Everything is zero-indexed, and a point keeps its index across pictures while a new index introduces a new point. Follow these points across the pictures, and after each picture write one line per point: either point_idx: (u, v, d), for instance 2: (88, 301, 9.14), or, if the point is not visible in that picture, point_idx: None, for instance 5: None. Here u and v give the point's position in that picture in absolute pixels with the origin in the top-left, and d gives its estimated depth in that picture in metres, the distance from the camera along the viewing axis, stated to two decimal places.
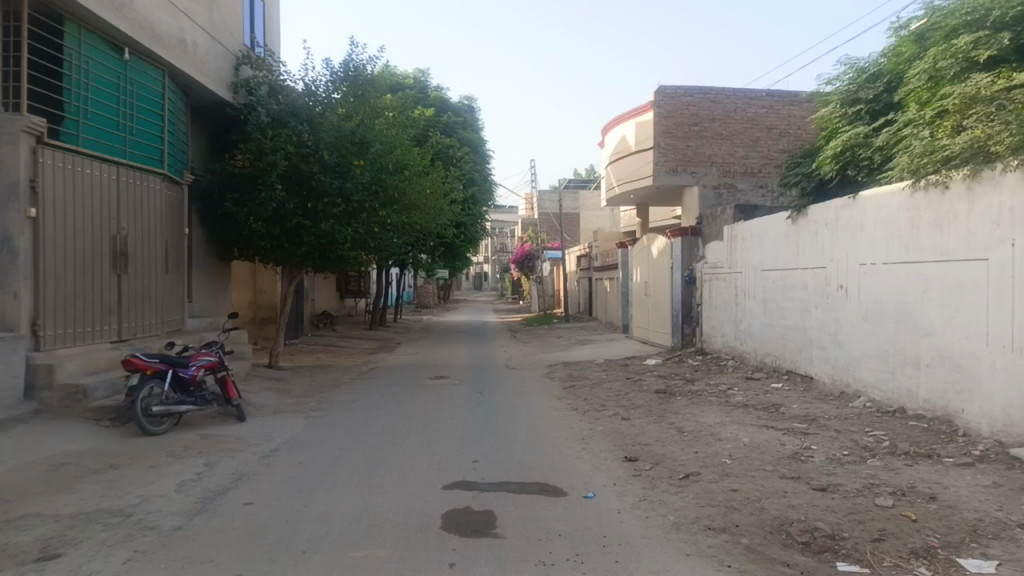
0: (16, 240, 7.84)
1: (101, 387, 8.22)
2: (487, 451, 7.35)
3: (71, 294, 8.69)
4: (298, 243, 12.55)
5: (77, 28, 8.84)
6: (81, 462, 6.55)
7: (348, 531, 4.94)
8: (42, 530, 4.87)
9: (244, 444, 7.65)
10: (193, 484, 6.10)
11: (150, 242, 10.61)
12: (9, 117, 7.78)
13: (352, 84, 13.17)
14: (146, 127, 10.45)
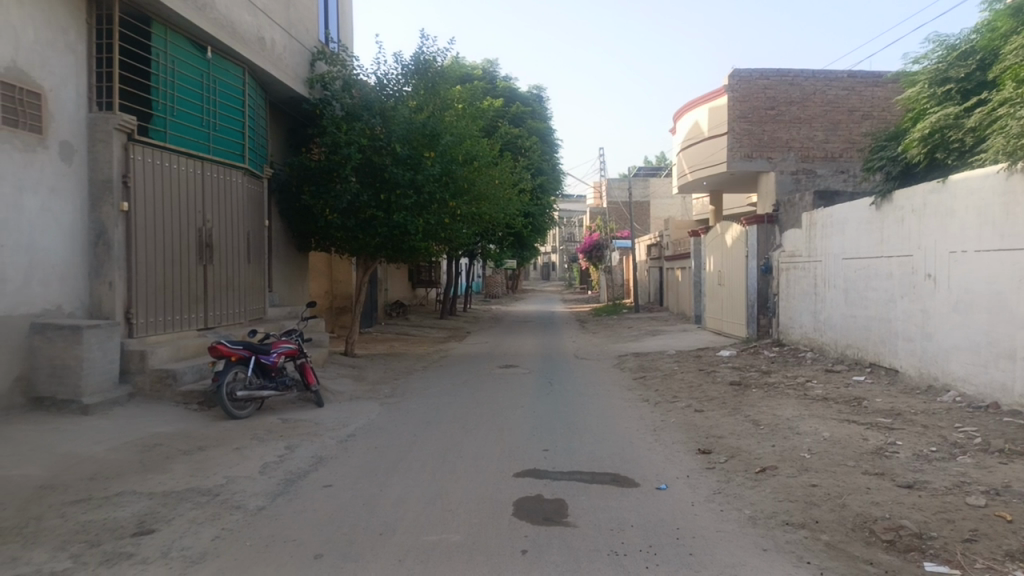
0: (111, 233, 8.28)
1: (189, 371, 8.62)
2: (557, 440, 7.37)
3: (160, 284, 9.13)
4: (372, 234, 12.83)
5: (163, 29, 9.23)
6: (172, 443, 6.90)
7: (422, 515, 5.05)
8: (138, 507, 5.16)
9: (322, 429, 7.90)
10: (275, 466, 6.33)
11: (233, 234, 11.04)
12: (103, 116, 8.22)
13: (422, 76, 13.32)
14: (228, 124, 10.86)
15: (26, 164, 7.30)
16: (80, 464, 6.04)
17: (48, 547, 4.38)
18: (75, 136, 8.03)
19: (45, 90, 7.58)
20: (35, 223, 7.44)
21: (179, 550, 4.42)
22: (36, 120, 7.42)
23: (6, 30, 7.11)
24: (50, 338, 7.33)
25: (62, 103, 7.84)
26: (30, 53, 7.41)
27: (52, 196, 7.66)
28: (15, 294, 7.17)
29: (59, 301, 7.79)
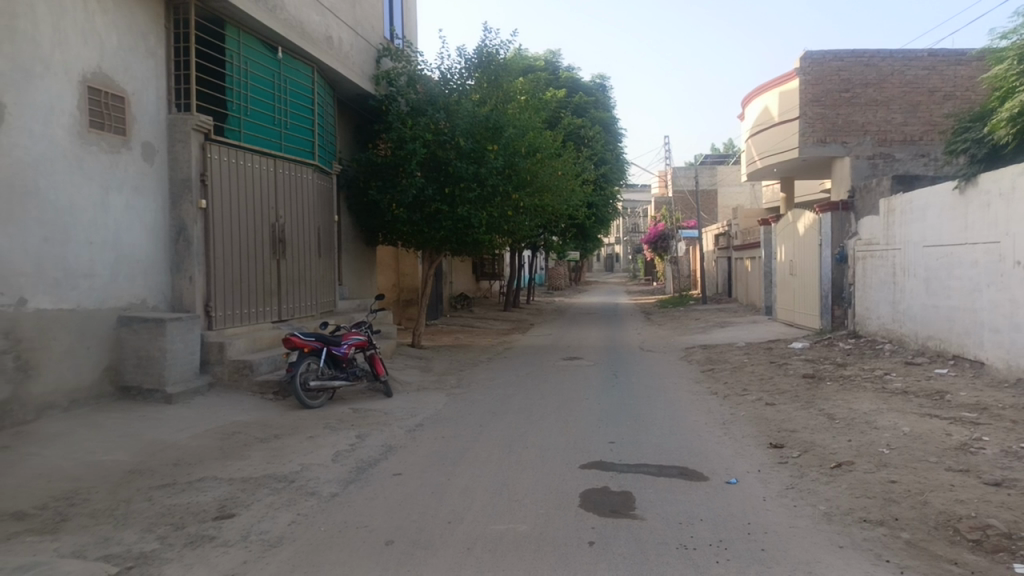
0: (190, 230, 8.64)
1: (265, 362, 8.93)
2: (624, 432, 7.32)
3: (237, 279, 9.49)
4: (437, 228, 12.98)
5: (236, 31, 9.55)
6: (249, 431, 7.16)
7: (489, 505, 5.10)
8: (218, 492, 5.38)
9: (391, 419, 8.07)
10: (347, 455, 6.50)
11: (304, 230, 11.36)
12: (182, 117, 8.57)
13: (485, 69, 13.37)
14: (298, 122, 11.17)
15: (111, 165, 7.66)
16: (165, 450, 6.34)
17: (137, 528, 4.61)
18: (157, 138, 8.40)
19: (128, 93, 7.94)
20: (121, 221, 7.81)
21: (258, 533, 4.59)
22: (120, 123, 7.78)
23: (92, 37, 7.44)
24: (136, 330, 7.70)
25: (144, 105, 8.21)
26: (114, 58, 7.76)
27: (135, 195, 8.02)
28: (103, 289, 7.56)
29: (143, 295, 8.18)
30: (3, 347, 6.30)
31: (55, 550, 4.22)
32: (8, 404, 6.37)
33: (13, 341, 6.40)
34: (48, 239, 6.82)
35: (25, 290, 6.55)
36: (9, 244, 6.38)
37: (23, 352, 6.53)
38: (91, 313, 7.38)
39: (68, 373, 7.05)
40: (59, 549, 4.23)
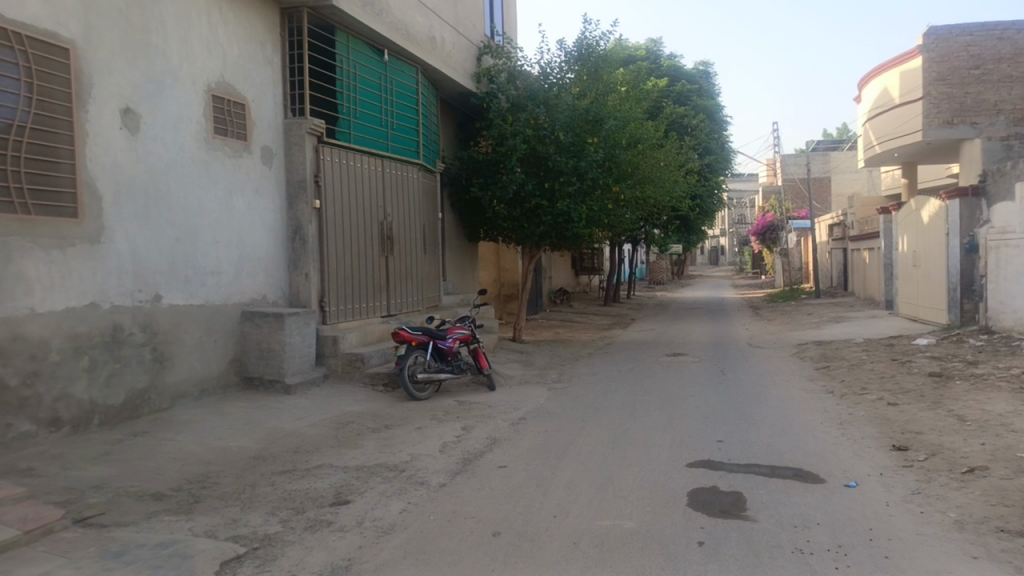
0: (306, 229, 9.07)
1: (375, 355, 9.26)
2: (733, 431, 7.10)
3: (348, 275, 9.88)
4: (537, 223, 12.97)
5: (346, 37, 9.93)
6: (362, 421, 7.46)
7: (596, 499, 5.09)
8: (335, 479, 5.63)
9: (496, 411, 8.19)
10: (454, 446, 6.65)
11: (411, 227, 11.69)
12: (297, 121, 9.01)
13: (585, 62, 13.25)
14: (404, 122, 11.49)
15: (234, 169, 8.14)
16: (285, 438, 6.69)
17: (262, 511, 4.90)
18: (274, 142, 8.87)
19: (248, 100, 8.41)
20: (243, 221, 8.29)
21: (372, 520, 4.77)
22: (241, 129, 8.26)
23: (216, 49, 7.92)
24: (258, 324, 8.16)
25: (262, 111, 8.67)
26: (235, 68, 8.24)
27: (256, 197, 8.49)
28: (228, 285, 8.06)
29: (264, 291, 8.66)
30: (142, 339, 6.82)
31: (190, 529, 4.53)
32: (147, 392, 6.90)
33: (150, 335, 6.92)
34: (179, 240, 7.32)
35: (160, 288, 7.06)
36: (145, 245, 6.89)
37: (159, 345, 7.05)
38: (218, 308, 7.88)
39: (198, 365, 7.56)
40: (194, 529, 4.54)
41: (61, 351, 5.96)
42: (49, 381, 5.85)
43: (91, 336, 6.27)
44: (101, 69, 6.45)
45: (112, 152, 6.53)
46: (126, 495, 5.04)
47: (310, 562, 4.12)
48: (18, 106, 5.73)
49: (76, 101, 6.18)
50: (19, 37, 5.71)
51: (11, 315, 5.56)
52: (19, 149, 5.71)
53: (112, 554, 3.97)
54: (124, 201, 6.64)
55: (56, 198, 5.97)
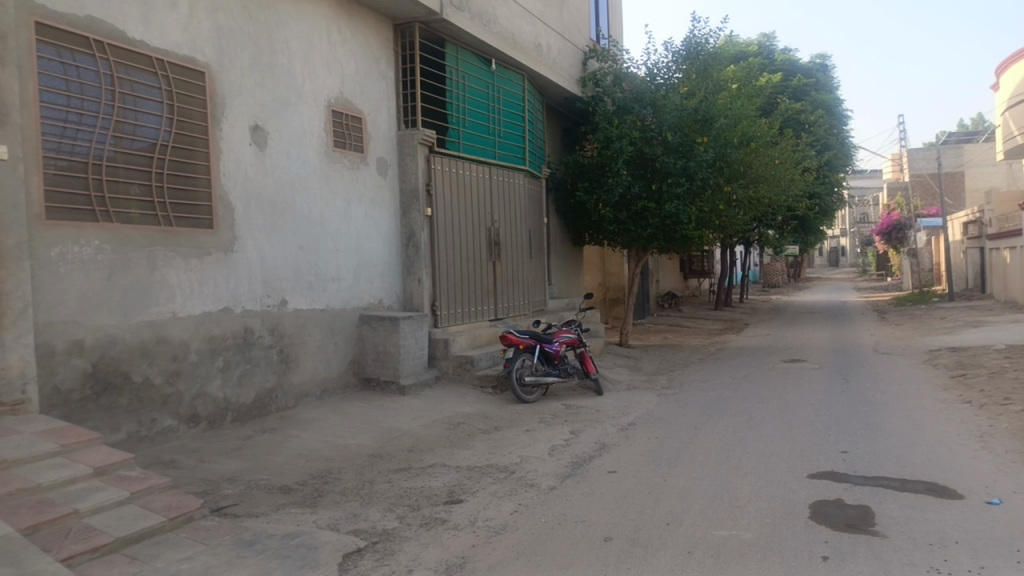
0: (418, 236, 9.37)
1: (484, 358, 9.42)
2: (857, 441, 6.73)
3: (458, 280, 10.11)
4: (644, 225, 12.76)
5: (455, 49, 10.19)
6: (473, 422, 7.61)
7: (711, 508, 4.96)
8: (448, 478, 5.78)
9: (604, 416, 8.14)
10: (563, 449, 6.67)
11: (517, 232, 11.83)
12: (409, 133, 9.33)
13: (694, 61, 12.90)
14: (511, 129, 11.65)
15: (352, 180, 8.52)
16: (400, 437, 6.93)
17: (380, 507, 5.09)
18: (389, 153, 9.22)
19: (365, 114, 8.79)
20: (361, 229, 8.67)
21: (484, 520, 4.85)
22: (358, 141, 8.65)
23: (335, 66, 8.33)
24: (375, 327, 8.49)
25: (378, 124, 9.04)
26: (353, 83, 8.63)
27: (372, 206, 8.86)
28: (348, 290, 8.44)
29: (379, 295, 9.00)
30: (270, 342, 7.26)
31: (315, 521, 4.77)
32: (275, 391, 7.33)
33: (277, 337, 7.35)
34: (303, 248, 7.74)
35: (286, 293, 7.49)
36: (273, 253, 7.34)
37: (285, 346, 7.47)
38: (338, 312, 8.26)
39: (320, 366, 7.96)
40: (318, 521, 4.78)
41: (199, 352, 6.44)
42: (189, 380, 6.33)
43: (225, 338, 6.72)
44: (233, 90, 6.92)
45: (243, 166, 7.00)
46: (257, 487, 5.37)
47: (426, 559, 4.24)
48: (161, 127, 6.23)
49: (211, 120, 6.66)
50: (162, 63, 6.21)
51: (156, 319, 6.05)
52: (163, 166, 6.21)
53: (246, 543, 4.20)
54: (253, 212, 7.09)
55: (194, 211, 6.46)
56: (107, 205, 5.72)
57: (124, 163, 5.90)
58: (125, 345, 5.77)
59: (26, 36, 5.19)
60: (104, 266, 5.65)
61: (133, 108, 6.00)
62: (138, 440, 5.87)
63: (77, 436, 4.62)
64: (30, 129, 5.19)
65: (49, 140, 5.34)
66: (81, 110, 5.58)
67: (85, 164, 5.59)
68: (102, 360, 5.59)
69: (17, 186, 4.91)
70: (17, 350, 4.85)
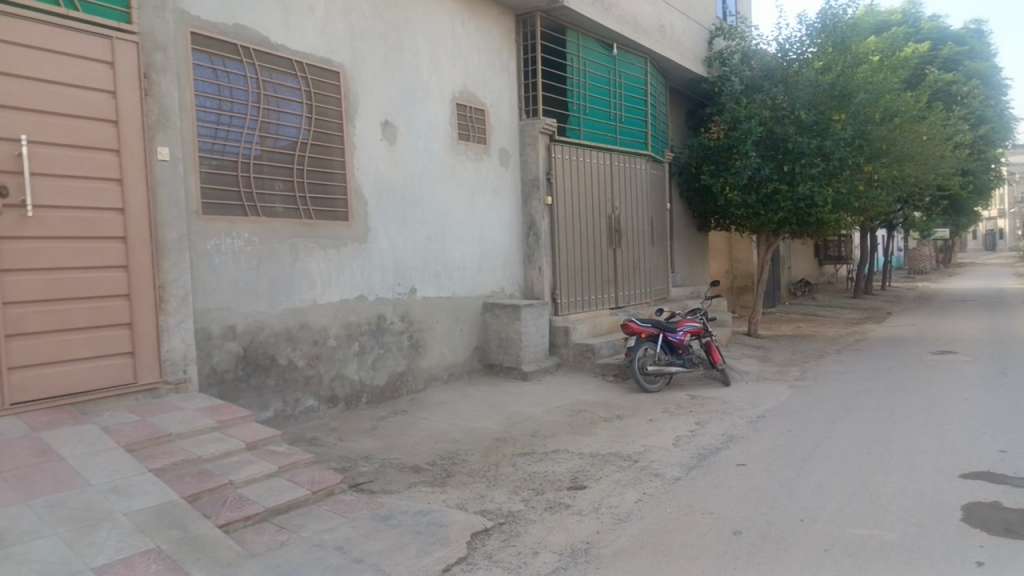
0: (538, 225, 9.45)
1: (605, 346, 9.38)
2: (1018, 441, 6.16)
3: (579, 268, 10.12)
4: (775, 209, 12.12)
5: (576, 35, 10.13)
6: (594, 410, 7.61)
7: (849, 506, 4.71)
8: (571, 464, 5.82)
9: (731, 408, 7.89)
10: (688, 440, 6.55)
11: (639, 219, 11.65)
12: (530, 122, 9.42)
13: (829, 34, 11.98)
14: (633, 114, 11.48)
15: (476, 171, 8.70)
16: (524, 422, 7.04)
17: (506, 490, 5.20)
18: (511, 143, 9.36)
19: (487, 105, 8.95)
20: (484, 219, 8.85)
21: (609, 507, 4.85)
22: (481, 133, 8.82)
23: (459, 60, 8.51)
24: (497, 315, 8.66)
25: (500, 115, 9.19)
26: (477, 76, 8.80)
27: (495, 196, 9.01)
28: (472, 279, 8.65)
29: (502, 284, 9.17)
30: (401, 328, 7.58)
31: (444, 500, 4.96)
32: (405, 374, 7.65)
33: (407, 323, 7.66)
34: (430, 238, 8.01)
35: (415, 282, 7.78)
36: (403, 243, 7.64)
37: (415, 332, 7.78)
38: (463, 300, 8.50)
39: (447, 351, 8.23)
40: (447, 500, 4.96)
41: (337, 337, 6.84)
42: (328, 362, 6.74)
43: (360, 324, 7.09)
44: (365, 88, 7.24)
45: (375, 161, 7.32)
46: (391, 466, 5.65)
47: (551, 542, 4.30)
48: (301, 126, 6.62)
49: (346, 118, 7.01)
50: (300, 65, 6.59)
51: (299, 306, 6.47)
52: (303, 163, 6.60)
53: (381, 518, 4.43)
54: (384, 204, 7.41)
55: (330, 204, 6.84)
56: (254, 200, 6.16)
57: (268, 161, 6.32)
58: (272, 330, 6.22)
59: (184, 46, 5.65)
60: (253, 257, 6.09)
61: (276, 109, 6.41)
62: (284, 418, 6.31)
63: (231, 413, 5.03)
64: (187, 132, 5.65)
65: (204, 141, 5.81)
66: (231, 113, 6.02)
67: (235, 162, 6.04)
68: (252, 343, 6.04)
69: (178, 184, 5.37)
70: (180, 334, 5.33)
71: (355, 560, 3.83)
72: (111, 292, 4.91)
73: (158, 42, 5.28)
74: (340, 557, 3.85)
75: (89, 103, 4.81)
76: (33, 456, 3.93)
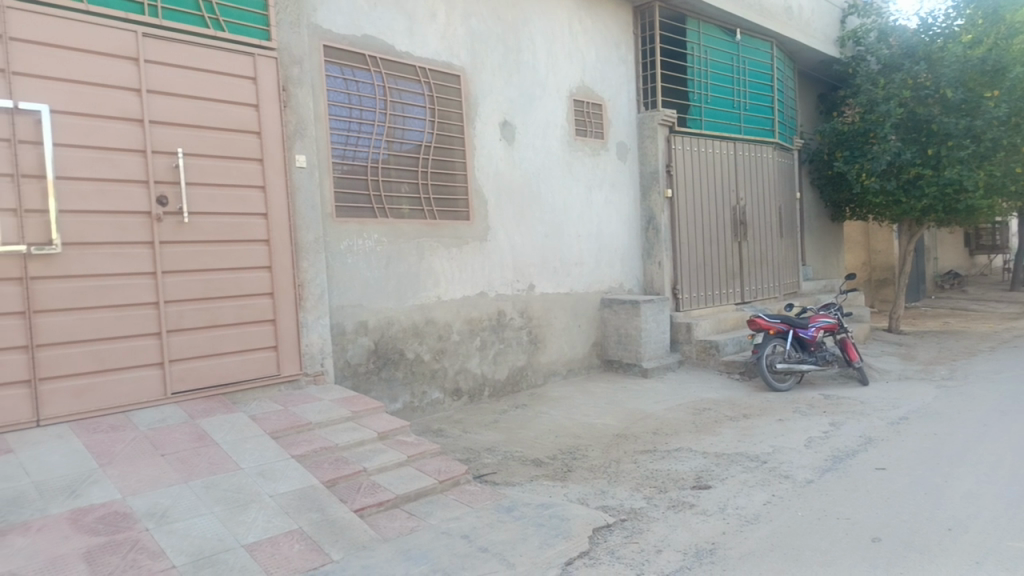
0: (658, 218, 9.29)
1: (730, 343, 9.09)
2: None
3: (701, 262, 9.86)
4: (919, 195, 11.33)
5: (697, 23, 9.85)
6: (719, 409, 7.40)
7: (1005, 516, 4.33)
8: (695, 463, 5.70)
9: (870, 409, 7.43)
10: (822, 441, 6.24)
11: (766, 210, 11.19)
12: (649, 114, 9.27)
13: (981, 4, 10.87)
14: (758, 101, 11.04)
15: (593, 166, 8.68)
16: (645, 419, 6.96)
17: (627, 486, 5.18)
18: (629, 137, 9.28)
19: (605, 100, 8.91)
20: (602, 214, 8.82)
21: (735, 508, 4.72)
22: (599, 128, 8.80)
23: (576, 56, 8.52)
24: (616, 311, 8.61)
25: (618, 108, 9.12)
26: (594, 70, 8.76)
27: (613, 190, 8.96)
28: (590, 275, 8.64)
29: (621, 280, 9.10)
30: (520, 324, 7.70)
31: (566, 494, 5.01)
32: (526, 369, 7.77)
33: (527, 320, 7.78)
34: (548, 235, 8.07)
35: (534, 278, 7.88)
36: (522, 240, 7.75)
37: (534, 328, 7.88)
38: (582, 296, 8.51)
39: (566, 347, 8.27)
40: (569, 495, 5.01)
41: (460, 332, 7.04)
42: (452, 357, 6.96)
43: (482, 320, 7.26)
44: (485, 89, 7.40)
45: (494, 160, 7.46)
46: (513, 458, 5.76)
47: (675, 540, 4.25)
48: (425, 129, 6.86)
49: (466, 120, 7.20)
50: (424, 70, 6.83)
51: (424, 302, 6.72)
52: (428, 165, 6.84)
53: (505, 509, 4.53)
54: (504, 204, 7.55)
55: (453, 205, 7.06)
56: (383, 202, 6.46)
57: (395, 165, 6.60)
58: (400, 325, 6.50)
59: (318, 59, 6.00)
60: (383, 257, 6.38)
61: (402, 115, 6.68)
62: (412, 409, 6.59)
63: (364, 404, 5.31)
64: (322, 139, 6.00)
65: (337, 148, 6.15)
66: (360, 120, 6.34)
67: (364, 167, 6.35)
68: (382, 338, 6.34)
69: (314, 189, 5.72)
70: (317, 329, 5.69)
71: (480, 549, 3.94)
72: (256, 291, 5.31)
73: (295, 56, 5.65)
74: (466, 545, 3.97)
75: (236, 116, 5.23)
76: (191, 441, 4.32)
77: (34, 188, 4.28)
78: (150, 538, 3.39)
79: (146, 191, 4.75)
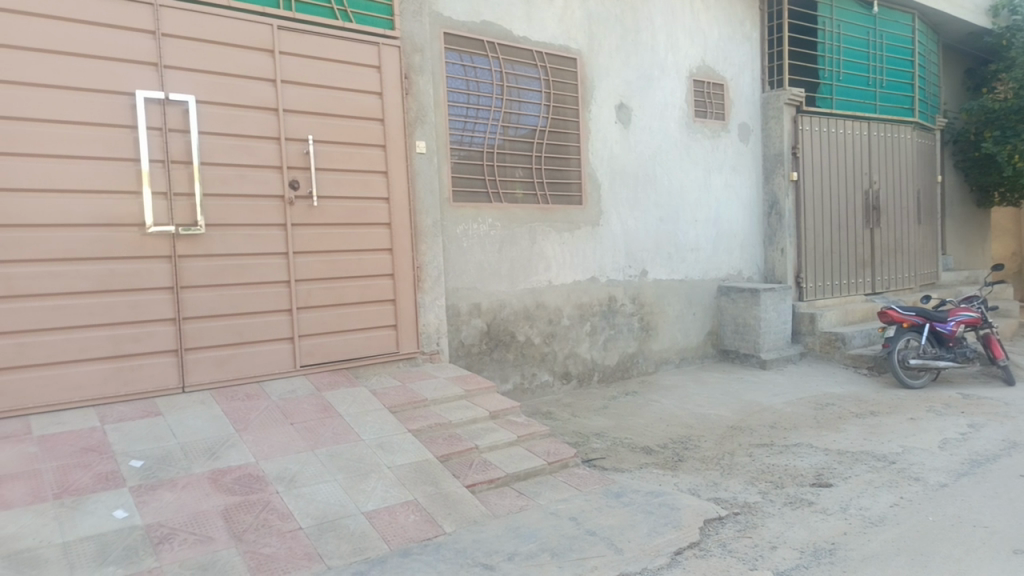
0: (781, 203, 8.90)
1: (858, 335, 8.60)
2: None
3: (828, 250, 9.36)
4: None
5: None
6: (844, 404, 7.03)
7: None
8: (816, 460, 5.46)
9: (1015, 411, 6.83)
10: (958, 444, 5.80)
11: (901, 194, 10.45)
12: (775, 94, 8.86)
13: None
14: (897, 78, 10.30)
15: (713, 149, 8.41)
16: (762, 412, 6.73)
17: (742, 479, 5.04)
18: (752, 118, 8.92)
19: (727, 80, 8.59)
20: (721, 199, 8.56)
21: (859, 508, 4.49)
22: (720, 109, 8.50)
23: (698, 35, 8.27)
24: (734, 299, 8.34)
25: (741, 89, 8.78)
26: (716, 50, 8.47)
27: (733, 174, 8.66)
28: (706, 261, 8.41)
29: (739, 267, 8.81)
30: (632, 310, 7.62)
31: (676, 483, 4.94)
32: (637, 356, 7.70)
33: (639, 306, 7.68)
34: (663, 220, 7.92)
35: (647, 264, 7.75)
36: (636, 225, 7.64)
37: (646, 315, 7.77)
38: (697, 283, 8.30)
39: (680, 334, 8.12)
40: (679, 484, 4.94)
41: (570, 317, 7.06)
42: (562, 341, 6.99)
43: (593, 305, 7.24)
44: (602, 72, 7.32)
45: (609, 144, 7.38)
46: (623, 445, 5.73)
47: (792, 538, 4.09)
48: (541, 114, 6.87)
49: (583, 103, 7.15)
50: (540, 55, 6.85)
51: (536, 286, 6.78)
52: (543, 150, 6.87)
53: (614, 494, 4.52)
54: (618, 188, 7.47)
55: (566, 189, 7.06)
56: (498, 187, 6.56)
57: (510, 149, 6.67)
58: (512, 308, 6.59)
59: (439, 46, 6.14)
60: (497, 240, 6.49)
61: (518, 99, 6.73)
62: (522, 391, 6.69)
63: (477, 384, 5.44)
64: (441, 126, 6.15)
65: (454, 133, 6.27)
66: (477, 106, 6.43)
67: (481, 153, 6.45)
68: (494, 321, 6.46)
69: (432, 174, 5.88)
70: (434, 310, 5.87)
71: (588, 532, 3.96)
72: (378, 272, 5.54)
73: (417, 44, 5.82)
74: (573, 527, 4.00)
75: (361, 104, 5.45)
76: (317, 412, 4.58)
77: (182, 174, 4.64)
78: (280, 501, 3.63)
79: (279, 176, 5.05)
